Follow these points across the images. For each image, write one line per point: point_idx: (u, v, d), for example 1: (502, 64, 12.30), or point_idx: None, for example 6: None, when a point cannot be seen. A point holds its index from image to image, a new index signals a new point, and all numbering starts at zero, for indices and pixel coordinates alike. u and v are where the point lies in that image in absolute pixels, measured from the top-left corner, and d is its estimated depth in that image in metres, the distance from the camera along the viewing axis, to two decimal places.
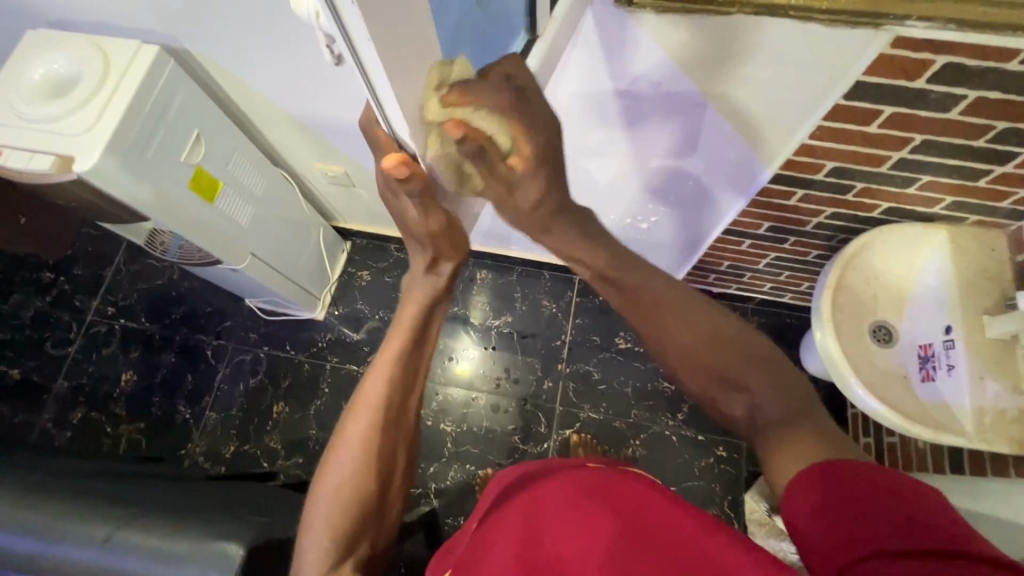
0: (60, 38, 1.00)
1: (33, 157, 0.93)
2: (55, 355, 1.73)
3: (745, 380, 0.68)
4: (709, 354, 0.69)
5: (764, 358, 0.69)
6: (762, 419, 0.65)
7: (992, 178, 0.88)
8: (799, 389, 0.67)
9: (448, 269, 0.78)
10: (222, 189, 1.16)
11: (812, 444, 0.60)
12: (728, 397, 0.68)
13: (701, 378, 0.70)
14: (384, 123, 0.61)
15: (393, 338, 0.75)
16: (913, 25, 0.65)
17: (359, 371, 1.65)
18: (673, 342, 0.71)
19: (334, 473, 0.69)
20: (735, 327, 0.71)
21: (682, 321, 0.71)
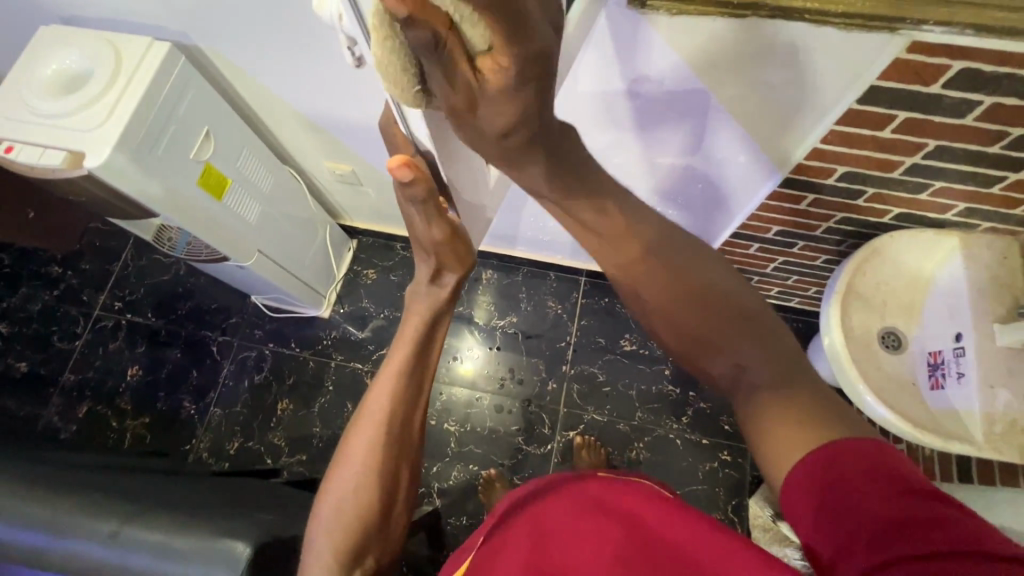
0: (73, 34, 1.01)
1: (45, 153, 0.93)
2: (62, 349, 1.74)
3: (731, 343, 0.68)
4: (694, 318, 0.70)
5: (752, 318, 0.69)
6: (748, 379, 0.66)
7: (1006, 185, 0.87)
8: (787, 350, 0.68)
9: (450, 280, 0.77)
10: (231, 185, 1.16)
11: (802, 409, 0.60)
12: (714, 359, 0.69)
13: (688, 342, 0.71)
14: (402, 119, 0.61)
15: (394, 358, 0.74)
16: (931, 30, 0.64)
17: (363, 369, 1.65)
18: (658, 303, 0.72)
19: (335, 495, 0.70)
20: (723, 286, 0.71)
21: (669, 281, 0.71)
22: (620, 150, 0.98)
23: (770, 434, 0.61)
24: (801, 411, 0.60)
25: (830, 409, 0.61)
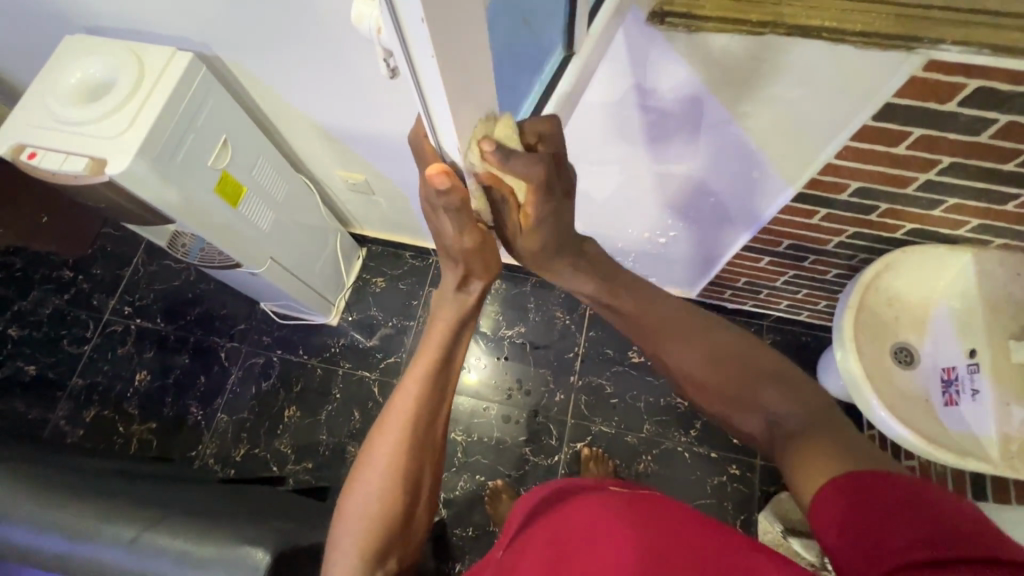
0: (97, 43, 1.03)
1: (67, 160, 0.95)
2: (71, 353, 1.75)
3: (757, 397, 0.70)
4: (723, 379, 0.74)
5: (774, 370, 0.72)
6: (782, 432, 0.67)
7: (1020, 202, 0.87)
8: (817, 398, 0.68)
9: (477, 287, 0.75)
10: (246, 194, 1.18)
11: (829, 447, 0.60)
12: (747, 418, 0.72)
13: (720, 402, 0.74)
14: (434, 138, 0.56)
15: (417, 366, 0.74)
16: (947, 49, 0.64)
17: (371, 378, 1.65)
18: (687, 369, 0.77)
19: (359, 496, 0.70)
20: (743, 342, 0.76)
21: (689, 344, 0.77)
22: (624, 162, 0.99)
23: (800, 479, 0.60)
24: (830, 449, 0.60)
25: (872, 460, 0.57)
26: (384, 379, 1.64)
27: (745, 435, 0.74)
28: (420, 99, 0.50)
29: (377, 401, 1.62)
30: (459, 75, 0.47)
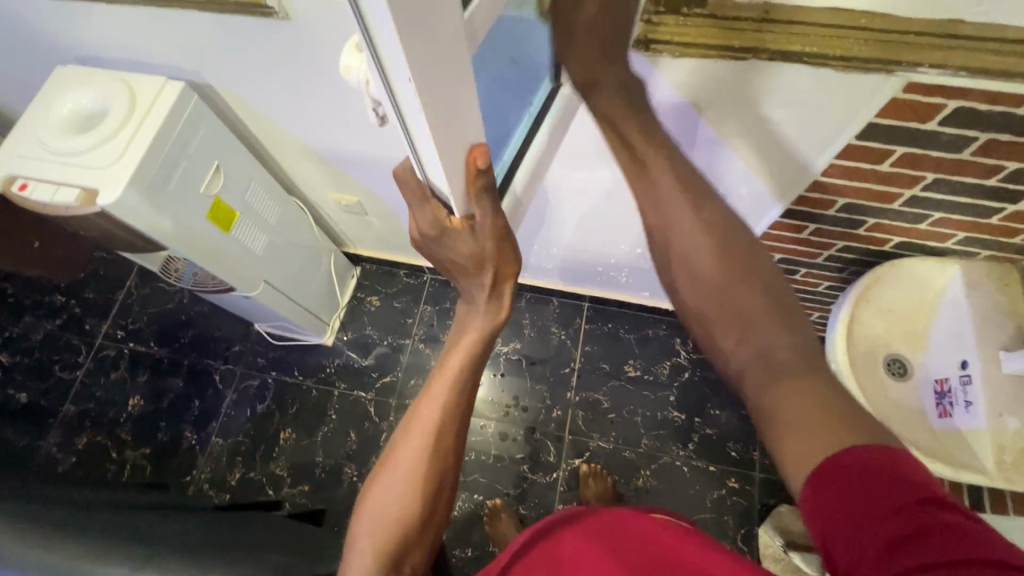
0: (89, 73, 1.03)
1: (59, 190, 0.95)
2: (64, 379, 1.73)
3: (758, 324, 0.67)
4: (741, 293, 0.69)
5: (786, 302, 0.70)
6: (771, 361, 0.66)
7: (1004, 216, 0.88)
8: (810, 342, 0.67)
9: (506, 293, 0.68)
10: (239, 218, 1.18)
11: (813, 392, 0.61)
12: (740, 334, 0.68)
13: (717, 311, 0.70)
14: (423, 178, 0.53)
15: (446, 369, 0.71)
16: (925, 72, 0.66)
17: (366, 398, 1.64)
18: (696, 269, 0.71)
19: (379, 494, 0.69)
20: (768, 266, 0.72)
21: (716, 249, 0.71)
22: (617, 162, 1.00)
23: (782, 420, 0.61)
24: (813, 393, 0.61)
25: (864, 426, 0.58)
26: (380, 399, 1.63)
27: (721, 351, 0.70)
28: (408, 140, 0.47)
29: (373, 422, 1.61)
30: (445, 113, 0.44)
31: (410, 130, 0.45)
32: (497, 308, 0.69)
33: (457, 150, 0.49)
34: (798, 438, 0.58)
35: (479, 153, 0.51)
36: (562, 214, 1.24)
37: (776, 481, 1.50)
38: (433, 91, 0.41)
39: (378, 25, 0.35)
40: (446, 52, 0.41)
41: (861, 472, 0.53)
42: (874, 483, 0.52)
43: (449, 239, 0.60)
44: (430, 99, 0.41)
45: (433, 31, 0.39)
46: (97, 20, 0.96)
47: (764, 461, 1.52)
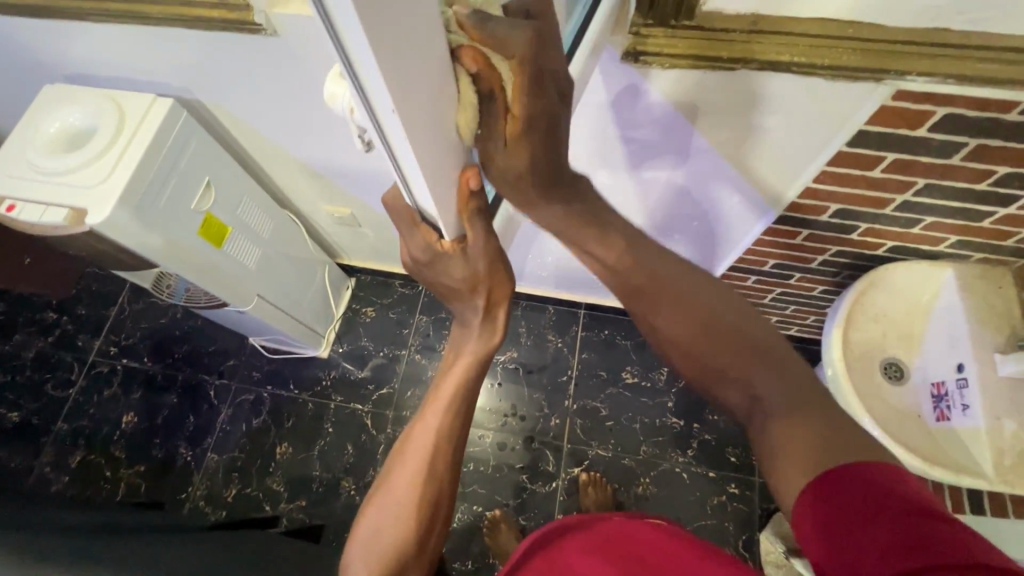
0: (77, 92, 1.03)
1: (47, 210, 0.94)
2: (56, 398, 1.71)
3: (741, 371, 0.67)
4: (711, 350, 0.69)
5: (762, 342, 0.67)
6: (763, 410, 0.64)
7: (996, 219, 0.89)
8: (804, 378, 0.65)
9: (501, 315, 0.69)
10: (231, 233, 1.17)
11: (806, 431, 0.59)
12: (729, 390, 0.68)
13: (700, 372, 0.70)
14: (410, 199, 0.52)
15: (440, 393, 0.70)
16: (913, 79, 0.67)
17: (363, 410, 1.63)
18: (670, 332, 0.72)
19: (371, 520, 0.67)
20: (738, 312, 0.70)
21: (682, 308, 0.71)
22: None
23: (782, 470, 0.59)
24: (805, 433, 0.59)
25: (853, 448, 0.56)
26: (377, 411, 1.62)
27: (726, 406, 0.70)
28: (393, 166, 0.47)
29: (370, 434, 1.60)
30: (431, 136, 0.44)
31: (396, 154, 0.44)
32: (490, 330, 0.69)
33: (444, 171, 0.48)
34: (795, 472, 0.57)
35: (473, 174, 0.53)
36: None
37: None
38: (418, 116, 0.41)
39: (362, 57, 0.34)
40: (435, 75, 0.41)
41: (850, 490, 0.53)
42: (863, 501, 0.51)
43: (442, 265, 0.62)
44: (417, 124, 0.41)
45: (421, 55, 0.38)
46: (85, 38, 0.95)
47: None
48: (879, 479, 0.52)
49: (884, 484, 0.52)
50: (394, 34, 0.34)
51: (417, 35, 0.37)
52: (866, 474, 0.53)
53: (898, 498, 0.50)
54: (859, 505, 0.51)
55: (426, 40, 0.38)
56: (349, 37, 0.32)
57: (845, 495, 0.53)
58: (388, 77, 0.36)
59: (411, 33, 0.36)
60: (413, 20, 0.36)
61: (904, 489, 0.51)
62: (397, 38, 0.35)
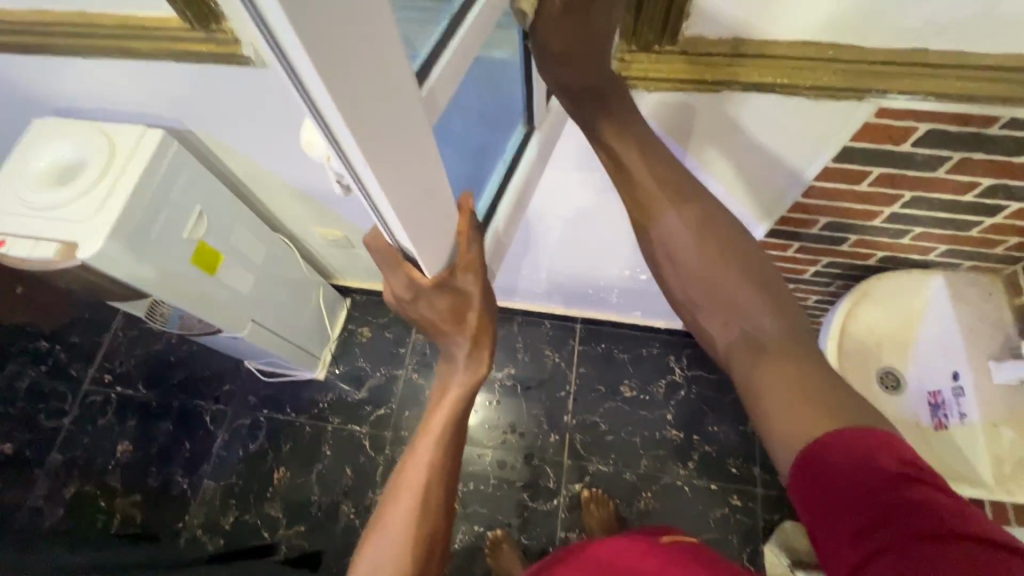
0: (67, 125, 1.03)
1: (37, 245, 0.94)
2: (49, 429, 1.69)
3: (747, 303, 0.68)
4: (726, 274, 0.70)
5: (771, 278, 0.70)
6: (758, 343, 0.67)
7: (983, 228, 0.90)
8: (797, 320, 0.69)
9: (486, 348, 0.67)
10: (224, 260, 1.17)
11: (794, 372, 0.64)
12: (726, 320, 0.70)
13: (704, 293, 0.71)
14: (390, 238, 0.51)
15: (431, 430, 0.70)
16: (895, 98, 0.68)
17: (361, 431, 1.61)
18: (681, 252, 0.72)
19: (367, 563, 0.66)
20: (754, 245, 0.72)
21: (702, 231, 0.71)
22: (596, 190, 1.02)
23: (768, 402, 0.64)
24: (793, 374, 0.64)
25: (850, 406, 0.60)
26: (375, 432, 1.61)
27: (709, 335, 0.73)
28: (371, 207, 0.45)
29: (369, 456, 1.59)
30: (404, 175, 0.43)
31: (371, 197, 0.43)
32: (478, 361, 0.67)
33: (422, 208, 0.47)
34: (792, 417, 0.61)
35: (469, 200, 0.57)
36: (547, 241, 1.25)
37: (778, 497, 1.49)
38: (388, 155, 0.40)
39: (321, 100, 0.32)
40: (408, 114, 0.41)
41: (843, 461, 0.55)
42: (856, 472, 0.54)
43: (425, 299, 0.59)
44: (383, 162, 0.40)
45: (394, 95, 0.38)
46: (75, 72, 0.96)
47: (765, 477, 1.51)
48: (872, 447, 0.55)
49: (876, 450, 0.55)
50: (354, 79, 0.33)
51: (383, 79, 0.36)
52: (858, 441, 0.56)
53: (889, 465, 0.53)
54: (852, 477, 0.54)
55: (395, 81, 0.37)
56: (307, 87, 0.31)
57: (839, 468, 0.55)
58: (352, 122, 0.35)
59: (374, 77, 0.35)
60: (378, 64, 0.35)
61: (895, 453, 0.55)
62: (360, 83, 0.34)
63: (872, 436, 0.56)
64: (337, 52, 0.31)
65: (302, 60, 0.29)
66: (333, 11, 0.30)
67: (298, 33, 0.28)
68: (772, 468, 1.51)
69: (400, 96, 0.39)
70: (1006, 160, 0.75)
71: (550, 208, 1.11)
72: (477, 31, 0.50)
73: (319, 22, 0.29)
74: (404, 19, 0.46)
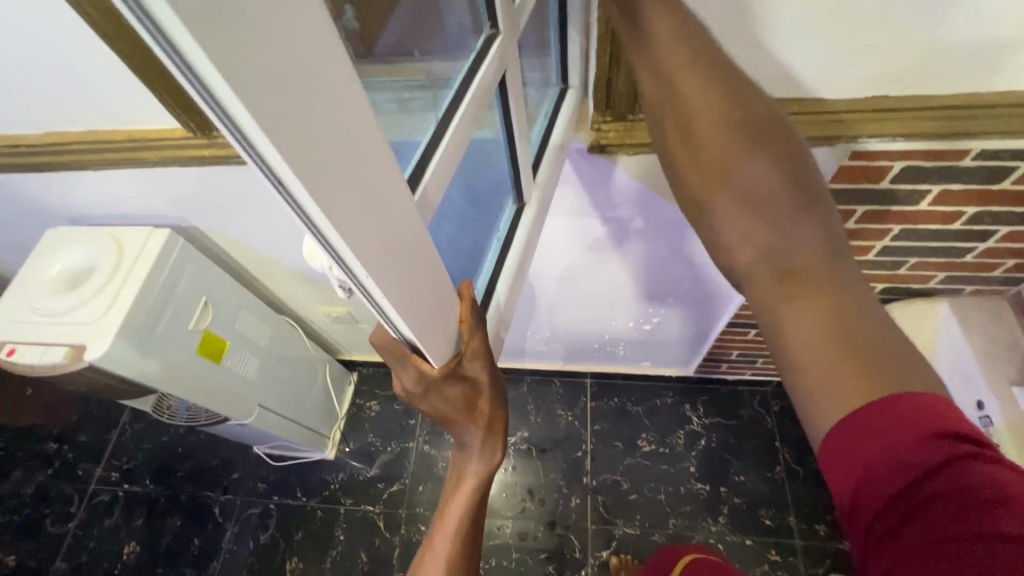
0: (81, 233, 1.08)
1: (45, 352, 0.97)
2: (55, 534, 1.63)
3: (776, 210, 0.50)
4: (750, 174, 0.51)
5: (813, 185, 0.51)
6: (788, 267, 0.48)
7: (978, 253, 0.90)
8: (837, 235, 0.50)
9: (498, 438, 0.65)
10: (229, 347, 1.17)
11: (828, 298, 0.45)
12: (748, 227, 0.51)
13: (730, 205, 0.52)
14: (396, 334, 0.50)
15: (446, 525, 0.66)
16: (867, 142, 0.71)
17: (375, 511, 1.55)
18: (703, 145, 0.54)
19: None
20: (791, 141, 0.54)
21: (725, 113, 0.54)
22: (590, 250, 1.05)
23: (813, 351, 0.44)
24: (829, 303, 0.45)
25: (900, 356, 0.42)
26: (389, 511, 1.55)
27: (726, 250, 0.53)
28: (374, 306, 0.44)
29: (384, 538, 1.52)
30: (402, 272, 0.43)
31: (376, 299, 0.43)
32: (493, 452, 0.65)
33: (422, 302, 0.47)
34: (823, 371, 0.42)
35: (470, 288, 0.57)
36: (546, 300, 1.26)
37: (819, 548, 1.40)
38: (387, 258, 0.40)
39: (322, 218, 0.32)
40: (407, 218, 0.41)
41: (870, 456, 0.39)
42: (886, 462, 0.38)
43: (436, 393, 0.57)
44: (381, 267, 0.39)
45: (392, 204, 0.39)
46: (87, 182, 1.01)
47: (801, 527, 1.43)
48: (901, 419, 0.39)
49: (912, 424, 0.38)
50: (353, 205, 0.34)
51: (382, 196, 0.37)
52: (899, 412, 0.39)
53: (922, 446, 0.38)
54: (873, 474, 0.39)
55: (393, 194, 0.39)
56: (310, 216, 0.32)
57: (863, 456, 0.39)
58: (350, 238, 0.35)
59: (374, 196, 0.36)
60: (377, 184, 0.36)
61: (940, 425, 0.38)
62: (360, 201, 0.35)
63: (909, 403, 0.39)
64: (336, 182, 0.32)
65: (307, 199, 0.31)
66: (332, 146, 0.31)
67: (295, 168, 0.28)
68: (808, 516, 1.43)
69: (399, 206, 0.40)
70: (984, 188, 0.77)
71: (546, 271, 1.13)
72: (468, 123, 0.53)
73: (318, 161, 0.30)
74: (403, 115, 0.49)
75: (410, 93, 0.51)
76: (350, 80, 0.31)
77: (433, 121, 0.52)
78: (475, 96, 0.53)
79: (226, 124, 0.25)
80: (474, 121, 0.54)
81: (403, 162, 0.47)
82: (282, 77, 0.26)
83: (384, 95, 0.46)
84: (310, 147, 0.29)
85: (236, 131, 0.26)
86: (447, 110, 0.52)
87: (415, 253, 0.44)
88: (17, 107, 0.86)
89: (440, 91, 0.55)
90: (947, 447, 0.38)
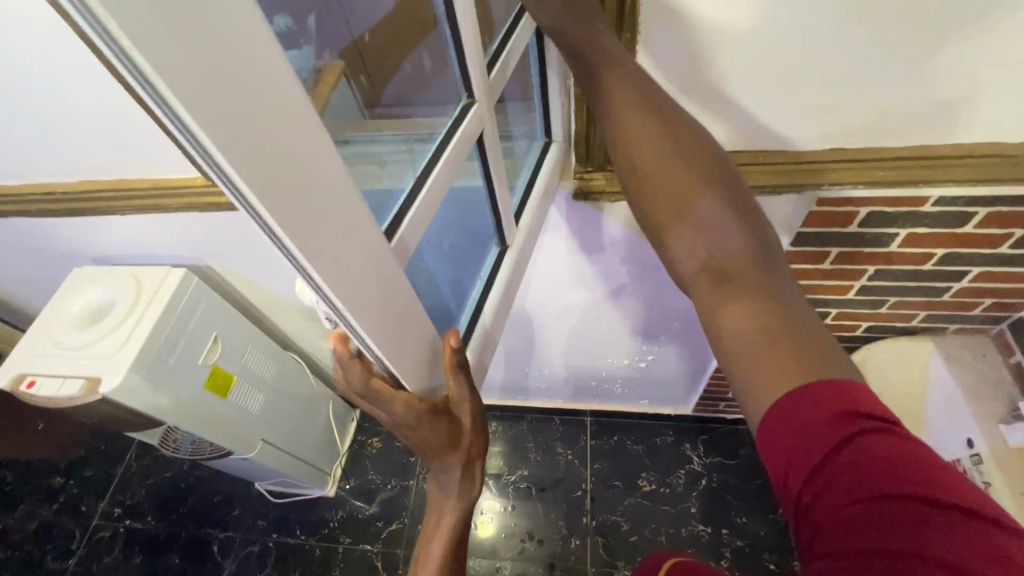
0: (104, 273, 1.16)
1: (65, 383, 1.02)
2: (54, 571, 1.63)
3: (711, 220, 0.51)
4: (686, 188, 0.52)
5: (745, 197, 0.53)
6: (724, 273, 0.49)
7: (956, 293, 0.93)
8: (765, 236, 0.51)
9: (478, 470, 0.68)
10: (236, 381, 1.22)
11: (759, 301, 0.47)
12: (688, 240, 0.51)
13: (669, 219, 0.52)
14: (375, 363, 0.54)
15: (430, 552, 0.68)
16: (830, 189, 0.76)
17: (373, 551, 1.54)
18: (641, 158, 0.54)
19: None
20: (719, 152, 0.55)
21: (670, 142, 0.54)
22: (583, 290, 1.10)
23: (751, 356, 0.45)
24: (764, 311, 0.46)
25: (823, 348, 0.45)
26: (387, 551, 1.54)
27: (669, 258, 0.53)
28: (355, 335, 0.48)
29: None
30: (376, 305, 0.47)
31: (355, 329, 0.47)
32: (474, 480, 0.68)
33: (396, 332, 0.52)
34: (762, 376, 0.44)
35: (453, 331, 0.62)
36: (542, 338, 1.29)
37: None
38: (363, 292, 0.45)
39: (303, 257, 0.37)
40: (383, 258, 0.46)
41: (801, 425, 0.41)
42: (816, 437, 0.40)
43: (422, 427, 0.61)
44: (356, 300, 0.44)
45: (368, 245, 0.44)
46: (113, 225, 1.09)
47: None
48: (825, 398, 0.41)
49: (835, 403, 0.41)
50: (330, 246, 0.40)
51: (359, 239, 0.43)
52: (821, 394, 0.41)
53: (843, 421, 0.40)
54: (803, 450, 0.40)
55: (370, 237, 0.44)
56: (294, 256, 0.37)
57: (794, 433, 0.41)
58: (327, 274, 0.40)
59: (351, 239, 0.42)
60: (353, 228, 0.42)
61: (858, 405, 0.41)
62: (337, 242, 0.40)
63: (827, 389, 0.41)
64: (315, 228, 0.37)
65: (290, 243, 0.36)
66: (312, 196, 0.36)
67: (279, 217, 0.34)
68: None
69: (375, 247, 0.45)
70: (950, 232, 0.81)
71: (541, 310, 1.18)
72: (448, 172, 0.58)
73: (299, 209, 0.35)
74: (385, 168, 0.55)
75: (392, 149, 0.58)
76: (330, 148, 0.37)
77: (413, 173, 0.58)
78: (456, 146, 0.59)
79: (226, 182, 0.31)
80: (454, 169, 0.60)
81: (383, 212, 0.52)
82: (270, 144, 0.32)
83: (369, 151, 0.52)
84: (293, 199, 0.35)
85: (233, 188, 0.31)
86: (428, 161, 0.58)
87: (390, 288, 0.49)
88: (57, 158, 0.95)
89: (424, 144, 0.61)
90: (862, 422, 0.40)
